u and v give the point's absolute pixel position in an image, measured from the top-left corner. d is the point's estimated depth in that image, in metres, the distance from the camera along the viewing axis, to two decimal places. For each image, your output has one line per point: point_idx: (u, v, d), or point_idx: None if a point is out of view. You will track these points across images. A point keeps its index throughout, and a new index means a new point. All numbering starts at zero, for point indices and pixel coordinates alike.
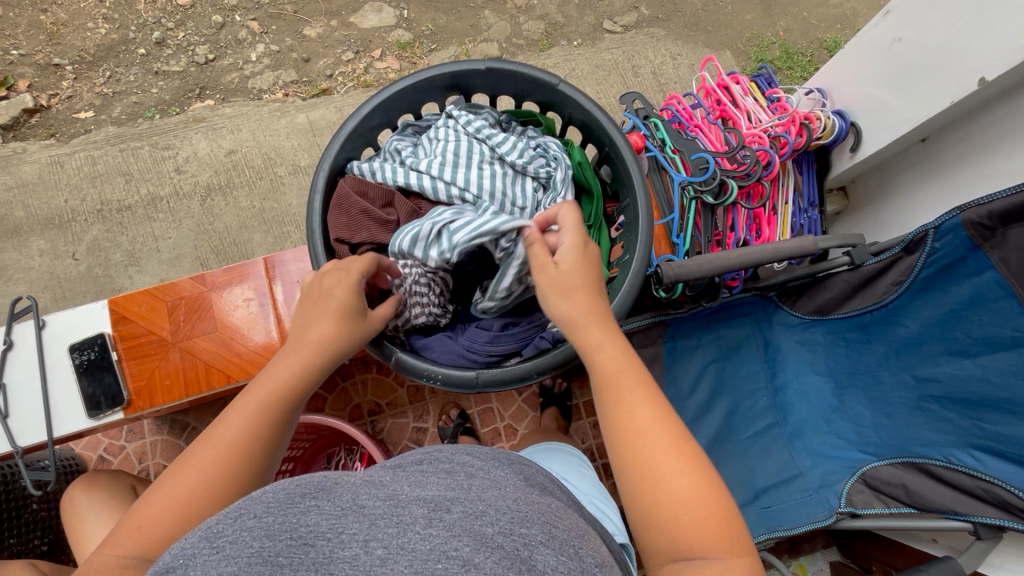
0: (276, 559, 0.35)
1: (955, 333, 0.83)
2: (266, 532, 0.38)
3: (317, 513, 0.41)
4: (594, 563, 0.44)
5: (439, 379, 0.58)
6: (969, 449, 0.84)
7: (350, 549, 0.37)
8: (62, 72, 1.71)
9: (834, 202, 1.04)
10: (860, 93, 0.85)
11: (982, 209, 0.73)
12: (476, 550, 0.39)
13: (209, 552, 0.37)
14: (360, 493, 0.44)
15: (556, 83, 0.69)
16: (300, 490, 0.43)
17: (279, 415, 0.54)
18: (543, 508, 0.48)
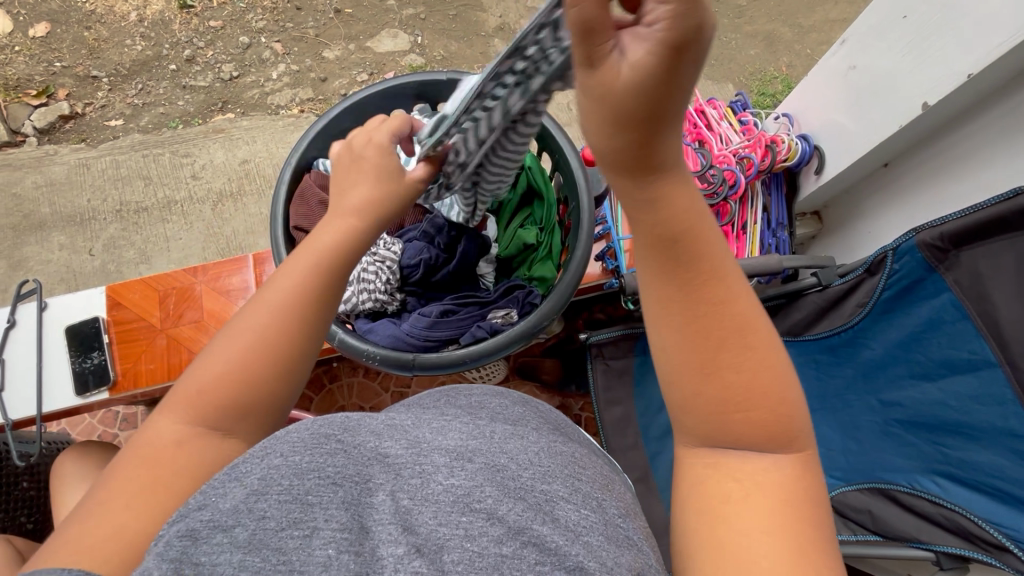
0: (305, 498, 0.38)
1: (918, 356, 0.84)
2: (294, 471, 0.40)
3: (345, 454, 0.42)
4: (617, 513, 0.44)
5: (377, 358, 0.63)
6: (935, 477, 0.83)
7: (379, 496, 0.39)
8: (98, 84, 1.85)
9: (806, 225, 1.06)
10: (823, 117, 0.87)
11: (935, 230, 0.74)
12: (501, 502, 0.40)
13: (238, 486, 0.39)
14: (382, 439, 0.44)
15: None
16: (325, 431, 0.43)
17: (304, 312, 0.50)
18: (567, 459, 0.48)
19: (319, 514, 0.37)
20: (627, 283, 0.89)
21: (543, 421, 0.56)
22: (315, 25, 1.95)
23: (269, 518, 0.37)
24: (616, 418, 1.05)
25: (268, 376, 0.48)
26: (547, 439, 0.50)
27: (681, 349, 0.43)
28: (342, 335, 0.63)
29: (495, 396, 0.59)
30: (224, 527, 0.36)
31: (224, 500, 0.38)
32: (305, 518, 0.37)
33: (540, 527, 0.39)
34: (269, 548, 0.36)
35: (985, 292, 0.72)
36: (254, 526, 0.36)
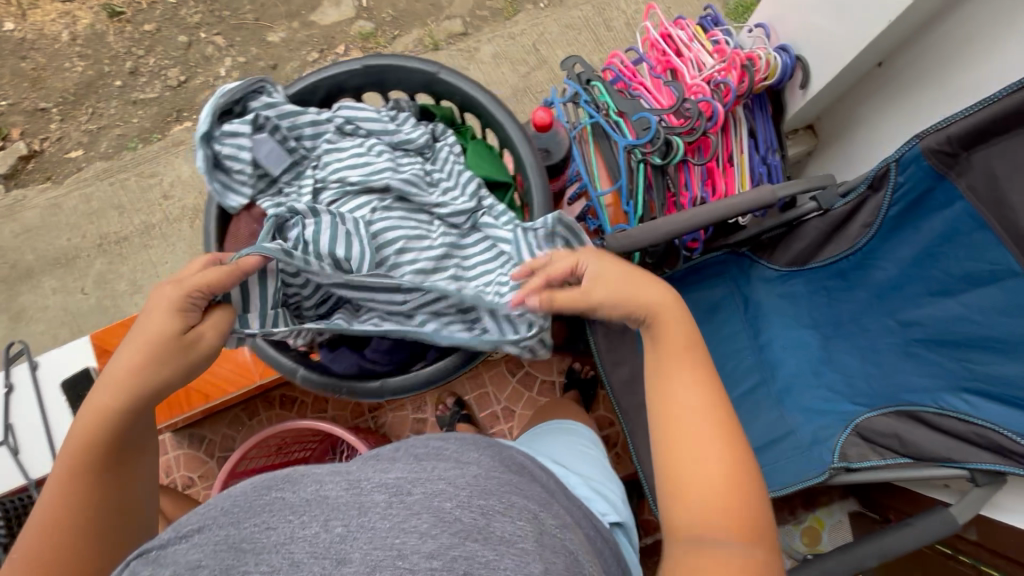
0: (239, 544, 0.37)
1: (934, 272, 0.77)
2: (230, 521, 0.39)
3: (281, 506, 0.41)
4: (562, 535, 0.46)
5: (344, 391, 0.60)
6: (963, 395, 0.79)
7: (311, 528, 0.39)
8: (49, 115, 1.81)
9: (801, 142, 0.97)
10: (801, 22, 0.76)
11: (941, 134, 0.66)
12: (432, 525, 0.40)
13: (180, 544, 0.38)
14: (327, 482, 0.44)
15: (435, 71, 0.59)
16: (268, 483, 0.44)
17: (108, 431, 0.53)
18: (506, 485, 0.49)
19: (250, 560, 0.36)
20: (609, 245, 0.83)
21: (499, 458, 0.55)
22: (252, 8, 1.91)
23: (204, 567, 0.36)
24: (625, 378, 1.02)
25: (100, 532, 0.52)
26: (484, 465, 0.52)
27: (678, 398, 0.51)
28: (303, 372, 0.59)
29: (456, 442, 0.55)
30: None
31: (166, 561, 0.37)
32: (236, 563, 0.36)
33: (472, 544, 0.39)
34: None
35: (1003, 196, 0.64)
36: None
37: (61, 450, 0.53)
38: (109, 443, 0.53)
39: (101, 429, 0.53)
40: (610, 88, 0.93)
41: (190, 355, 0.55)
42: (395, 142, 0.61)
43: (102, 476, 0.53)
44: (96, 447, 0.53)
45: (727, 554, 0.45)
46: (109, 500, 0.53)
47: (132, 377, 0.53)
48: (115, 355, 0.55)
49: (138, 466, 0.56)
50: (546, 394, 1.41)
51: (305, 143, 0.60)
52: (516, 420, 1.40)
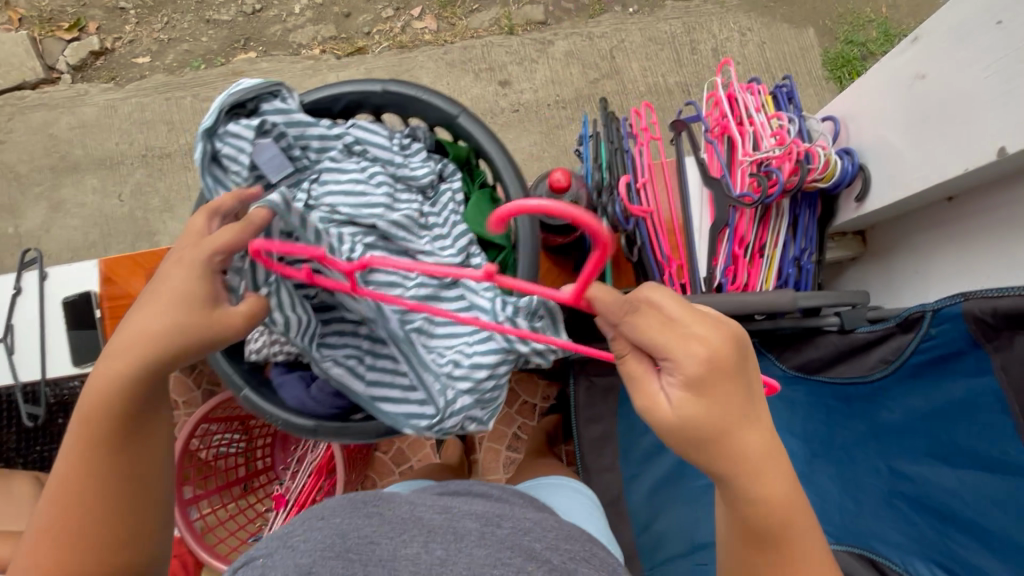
0: (348, 555, 0.55)
1: (941, 435, 0.70)
2: (335, 532, 0.58)
3: (377, 520, 0.61)
4: (599, 555, 0.66)
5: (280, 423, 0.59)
6: (930, 565, 0.72)
7: (411, 549, 0.57)
8: (126, 16, 1.83)
9: (846, 247, 0.88)
10: (873, 132, 0.69)
11: (988, 303, 0.59)
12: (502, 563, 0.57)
13: (286, 548, 0.56)
14: (412, 516, 0.63)
15: (456, 114, 0.56)
16: (361, 501, 0.64)
17: (116, 404, 0.52)
18: (533, 522, 0.66)
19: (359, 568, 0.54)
20: None
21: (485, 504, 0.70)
22: None
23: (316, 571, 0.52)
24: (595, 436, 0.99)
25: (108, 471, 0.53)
26: (537, 523, 0.67)
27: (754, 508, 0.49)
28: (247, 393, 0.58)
29: (481, 503, 0.71)
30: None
31: (285, 558, 0.54)
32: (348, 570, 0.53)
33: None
34: None
35: None
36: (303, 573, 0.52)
37: (71, 425, 0.53)
38: (116, 419, 0.52)
39: (111, 404, 0.52)
40: (610, 145, 0.87)
41: (209, 326, 0.51)
42: (398, 174, 0.58)
43: (120, 444, 0.53)
44: (102, 430, 0.52)
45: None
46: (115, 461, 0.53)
47: (149, 336, 0.50)
48: (121, 324, 0.53)
49: (148, 441, 0.55)
50: (524, 415, 1.38)
51: (310, 155, 0.58)
52: (487, 432, 1.38)
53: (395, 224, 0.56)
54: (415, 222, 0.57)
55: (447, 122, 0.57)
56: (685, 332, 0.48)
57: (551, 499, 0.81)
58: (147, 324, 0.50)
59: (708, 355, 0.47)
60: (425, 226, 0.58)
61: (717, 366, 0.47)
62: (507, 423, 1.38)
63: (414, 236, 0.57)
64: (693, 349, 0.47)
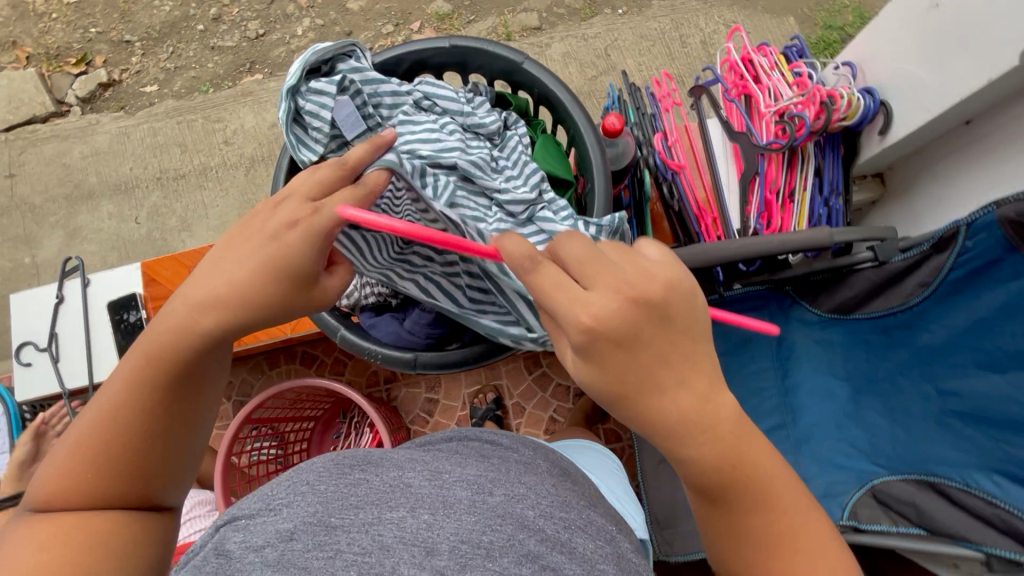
0: (329, 521, 0.49)
1: (984, 344, 0.74)
2: (319, 498, 0.52)
3: (366, 484, 0.55)
4: (609, 529, 0.61)
5: (380, 357, 0.67)
6: (991, 475, 0.75)
7: (397, 513, 0.51)
8: (132, 49, 1.84)
9: (866, 189, 0.93)
10: (892, 68, 0.76)
11: (1021, 204, 0.63)
12: (499, 532, 0.51)
13: (270, 513, 0.51)
14: (406, 474, 0.58)
15: (520, 61, 0.62)
16: (349, 463, 0.58)
17: (187, 349, 0.52)
18: (529, 485, 0.61)
19: (342, 535, 0.48)
20: None
21: (480, 462, 0.64)
22: None
23: (297, 538, 0.47)
24: None
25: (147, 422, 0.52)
26: (533, 489, 0.61)
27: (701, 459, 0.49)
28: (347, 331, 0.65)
29: (473, 460, 0.65)
30: (257, 546, 0.47)
31: (263, 525, 0.49)
32: (330, 538, 0.48)
33: (557, 555, 0.51)
34: (296, 566, 0.45)
35: None
36: (283, 543, 0.47)
37: (135, 348, 0.53)
38: (172, 362, 0.52)
39: (182, 344, 0.52)
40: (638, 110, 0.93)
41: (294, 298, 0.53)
42: (467, 124, 0.63)
43: (175, 389, 0.52)
44: (166, 370, 0.52)
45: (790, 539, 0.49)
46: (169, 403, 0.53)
47: (236, 285, 0.51)
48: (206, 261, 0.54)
49: (203, 393, 0.55)
50: (559, 398, 1.39)
51: (383, 111, 0.62)
52: (524, 418, 1.39)
53: (473, 168, 0.61)
54: (489, 167, 0.62)
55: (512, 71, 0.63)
56: (575, 294, 0.46)
57: (556, 462, 0.73)
58: (234, 272, 0.52)
59: (606, 313, 0.46)
60: (498, 169, 0.63)
61: (609, 331, 0.46)
62: (542, 407, 1.39)
63: (489, 178, 0.62)
64: (580, 312, 0.46)
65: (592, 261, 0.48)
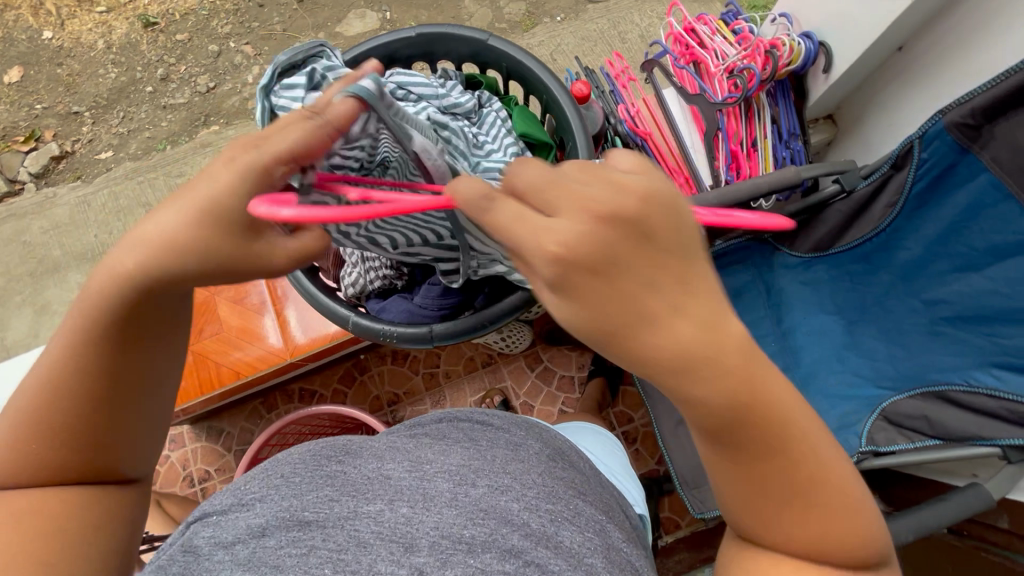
0: (303, 516, 0.41)
1: (959, 247, 0.80)
2: (293, 491, 0.44)
3: (343, 477, 0.46)
4: (620, 539, 0.50)
5: (397, 336, 0.70)
6: (991, 369, 0.79)
7: (376, 506, 0.43)
8: (82, 119, 1.81)
9: (821, 131, 0.99)
10: (826, 9, 0.83)
11: (964, 108, 0.69)
12: (494, 523, 0.43)
13: (241, 508, 0.43)
14: (388, 462, 0.49)
15: (486, 38, 0.69)
16: (327, 453, 0.49)
17: (124, 319, 0.45)
18: (531, 463, 0.52)
19: (317, 532, 0.40)
20: None
21: (473, 439, 0.55)
22: (281, 20, 1.82)
23: (269, 534, 0.40)
24: None
25: (98, 399, 0.47)
26: (524, 472, 0.50)
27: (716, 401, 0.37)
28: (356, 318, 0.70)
29: (463, 438, 0.55)
30: (226, 544, 0.40)
31: (231, 521, 0.42)
32: (303, 536, 0.40)
33: (542, 550, 0.42)
34: (268, 565, 0.38)
35: None
36: (254, 539, 0.40)
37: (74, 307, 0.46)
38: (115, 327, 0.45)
39: (122, 312, 0.45)
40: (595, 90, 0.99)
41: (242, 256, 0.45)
42: (445, 105, 0.66)
43: (117, 351, 0.46)
44: (108, 337, 0.45)
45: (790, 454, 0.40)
46: (115, 375, 0.47)
47: (171, 244, 0.44)
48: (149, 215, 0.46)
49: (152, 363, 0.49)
50: (565, 389, 1.39)
51: None
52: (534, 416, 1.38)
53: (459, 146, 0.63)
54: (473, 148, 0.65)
55: (479, 48, 0.70)
56: (539, 224, 0.35)
57: (552, 440, 0.62)
58: (167, 223, 0.44)
59: (575, 239, 0.34)
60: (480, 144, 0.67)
61: (580, 258, 0.34)
62: (550, 402, 1.38)
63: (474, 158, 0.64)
64: (543, 241, 0.34)
65: (552, 183, 0.36)
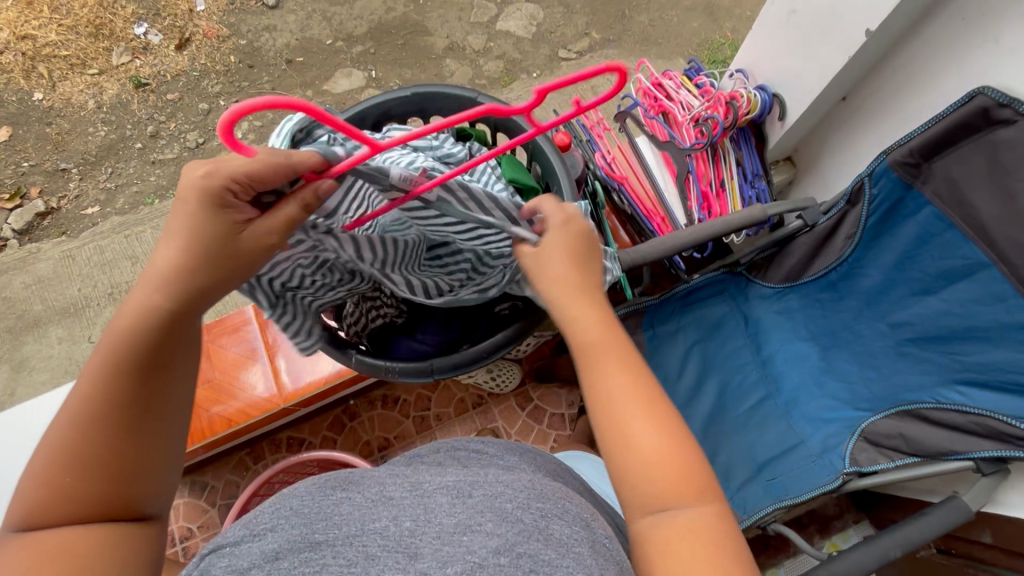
0: (313, 537, 0.43)
1: (914, 273, 0.87)
2: (302, 519, 0.45)
3: (348, 502, 0.48)
4: (604, 535, 0.50)
5: (398, 371, 0.74)
6: (955, 386, 0.84)
7: (381, 523, 0.45)
8: (69, 175, 1.83)
9: (781, 172, 1.08)
10: (776, 65, 0.93)
11: (904, 148, 0.77)
12: (493, 524, 0.45)
13: (252, 538, 0.44)
14: (388, 486, 0.51)
15: (475, 95, 0.76)
16: (331, 483, 0.51)
17: (140, 345, 0.50)
18: (524, 476, 0.54)
19: (327, 551, 0.42)
20: (623, 259, 0.87)
21: (467, 463, 0.57)
22: (270, 79, 1.90)
23: (282, 558, 0.41)
24: None
25: (112, 437, 0.49)
26: (515, 481, 0.52)
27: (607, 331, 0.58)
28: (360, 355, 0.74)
29: (458, 462, 0.57)
30: (241, 570, 0.41)
31: (241, 550, 0.43)
32: (314, 556, 0.41)
33: (534, 543, 0.44)
34: None
35: (964, 197, 0.75)
36: (268, 566, 0.41)
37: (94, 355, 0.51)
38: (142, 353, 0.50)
39: (133, 340, 0.50)
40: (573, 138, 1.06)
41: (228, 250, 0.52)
42: (441, 156, 0.71)
43: (137, 377, 0.50)
44: (123, 366, 0.50)
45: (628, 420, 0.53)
46: (131, 404, 0.50)
47: (177, 269, 0.51)
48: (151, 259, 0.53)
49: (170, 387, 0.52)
50: (556, 427, 1.40)
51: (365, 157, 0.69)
52: None
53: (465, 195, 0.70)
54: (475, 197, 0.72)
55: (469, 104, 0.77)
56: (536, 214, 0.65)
57: (546, 464, 0.63)
58: (164, 253, 0.51)
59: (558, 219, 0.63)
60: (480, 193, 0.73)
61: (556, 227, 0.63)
62: (542, 440, 1.39)
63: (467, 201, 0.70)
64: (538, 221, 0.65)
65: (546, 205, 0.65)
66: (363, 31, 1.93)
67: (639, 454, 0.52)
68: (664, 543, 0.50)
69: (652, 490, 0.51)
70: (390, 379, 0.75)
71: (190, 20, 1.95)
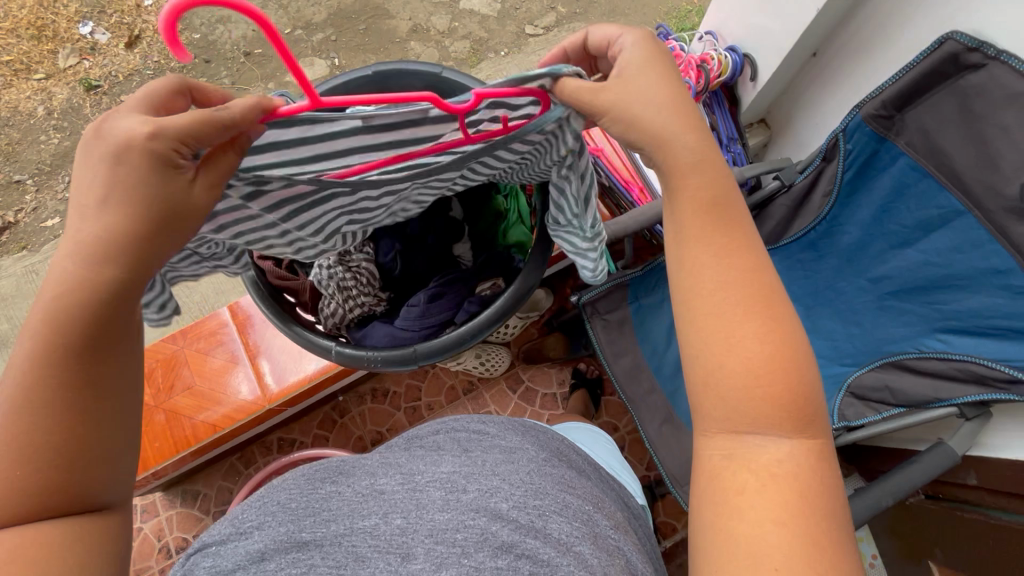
0: (300, 537, 0.41)
1: (893, 226, 0.87)
2: (291, 515, 0.43)
3: (337, 497, 0.46)
4: (607, 526, 0.51)
5: (381, 360, 0.72)
6: (937, 334, 0.85)
7: (371, 521, 0.43)
8: (24, 187, 1.75)
9: (756, 134, 1.07)
10: (746, 25, 0.91)
11: (877, 100, 0.76)
12: (488, 522, 0.44)
13: (237, 536, 0.43)
14: (379, 477, 0.49)
15: (441, 71, 0.73)
16: (321, 475, 0.50)
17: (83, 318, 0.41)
18: (523, 462, 0.53)
19: (316, 552, 0.40)
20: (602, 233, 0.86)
21: (460, 446, 0.56)
22: (228, 73, 1.83)
23: (267, 558, 0.40)
24: (627, 368, 1.05)
25: (61, 423, 0.40)
26: (512, 473, 0.51)
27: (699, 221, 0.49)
28: (338, 347, 0.72)
29: (455, 445, 0.56)
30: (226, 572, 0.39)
31: (225, 551, 0.42)
32: (302, 557, 0.40)
33: (532, 541, 0.43)
34: None
35: (938, 146, 0.75)
36: (253, 568, 0.39)
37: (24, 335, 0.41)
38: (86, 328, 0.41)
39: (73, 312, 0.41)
40: None
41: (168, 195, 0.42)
42: None
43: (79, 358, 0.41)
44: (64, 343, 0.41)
45: (728, 316, 0.45)
46: (80, 383, 0.41)
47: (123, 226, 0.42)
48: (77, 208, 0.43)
49: (120, 367, 0.44)
50: (549, 406, 1.40)
51: None
52: None
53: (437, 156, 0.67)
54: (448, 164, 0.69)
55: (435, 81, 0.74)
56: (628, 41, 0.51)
57: (548, 441, 0.63)
58: (111, 219, 0.41)
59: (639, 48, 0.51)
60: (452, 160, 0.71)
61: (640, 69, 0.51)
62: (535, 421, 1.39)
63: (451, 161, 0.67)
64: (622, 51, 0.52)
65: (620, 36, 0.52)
66: (322, 18, 1.86)
67: (731, 356, 0.44)
68: (735, 486, 0.43)
69: (734, 400, 0.44)
70: (373, 370, 0.73)
71: (138, 16, 1.86)
